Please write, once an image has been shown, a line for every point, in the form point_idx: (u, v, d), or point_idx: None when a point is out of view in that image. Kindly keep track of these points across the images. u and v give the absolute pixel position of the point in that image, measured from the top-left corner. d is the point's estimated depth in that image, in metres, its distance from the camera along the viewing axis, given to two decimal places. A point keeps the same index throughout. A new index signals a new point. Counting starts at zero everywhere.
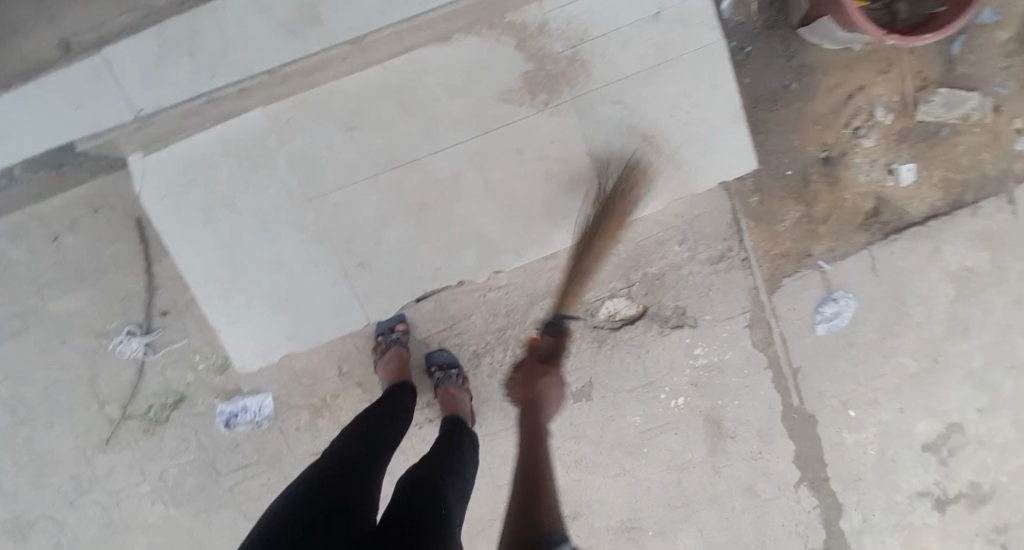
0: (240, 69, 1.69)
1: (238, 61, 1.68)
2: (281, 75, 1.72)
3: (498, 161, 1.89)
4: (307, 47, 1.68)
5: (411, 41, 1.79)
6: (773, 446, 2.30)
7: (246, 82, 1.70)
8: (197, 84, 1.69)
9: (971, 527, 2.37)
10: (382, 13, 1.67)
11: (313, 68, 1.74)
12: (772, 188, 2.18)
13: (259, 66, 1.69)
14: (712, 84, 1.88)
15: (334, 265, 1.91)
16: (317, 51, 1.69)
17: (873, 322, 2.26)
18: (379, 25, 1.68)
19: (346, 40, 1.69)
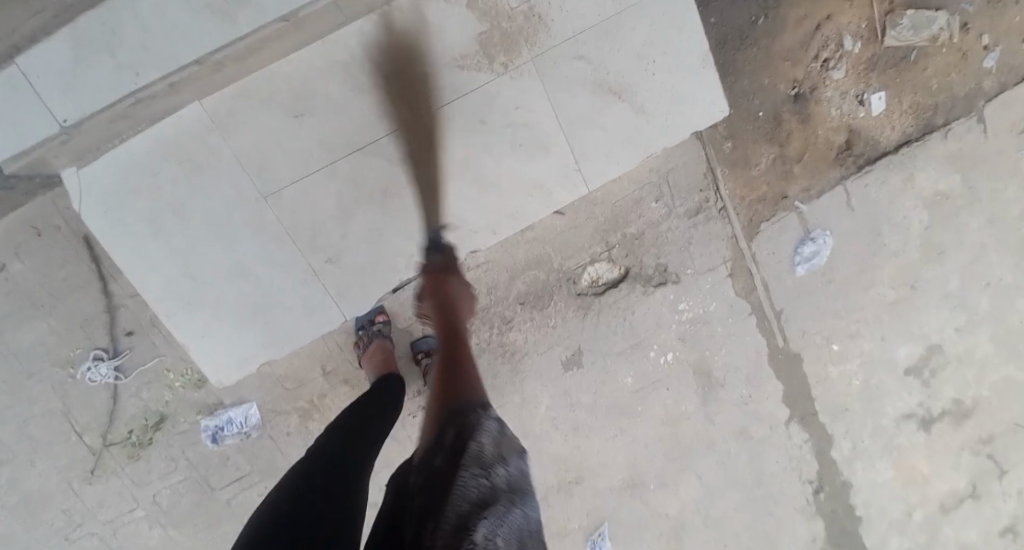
0: (168, 62, 1.56)
1: (163, 53, 1.55)
2: (213, 64, 1.58)
3: (461, 134, 1.77)
4: (240, 27, 1.55)
5: (354, 11, 1.65)
6: (762, 388, 2.32)
7: (175, 73, 1.57)
8: (122, 83, 1.56)
9: (957, 442, 2.44)
10: None
11: (247, 53, 1.60)
12: (744, 132, 2.13)
13: (188, 55, 1.55)
14: (675, 26, 1.76)
15: (300, 263, 1.78)
16: (249, 33, 1.55)
17: (852, 256, 2.26)
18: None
19: (284, 14, 1.55)
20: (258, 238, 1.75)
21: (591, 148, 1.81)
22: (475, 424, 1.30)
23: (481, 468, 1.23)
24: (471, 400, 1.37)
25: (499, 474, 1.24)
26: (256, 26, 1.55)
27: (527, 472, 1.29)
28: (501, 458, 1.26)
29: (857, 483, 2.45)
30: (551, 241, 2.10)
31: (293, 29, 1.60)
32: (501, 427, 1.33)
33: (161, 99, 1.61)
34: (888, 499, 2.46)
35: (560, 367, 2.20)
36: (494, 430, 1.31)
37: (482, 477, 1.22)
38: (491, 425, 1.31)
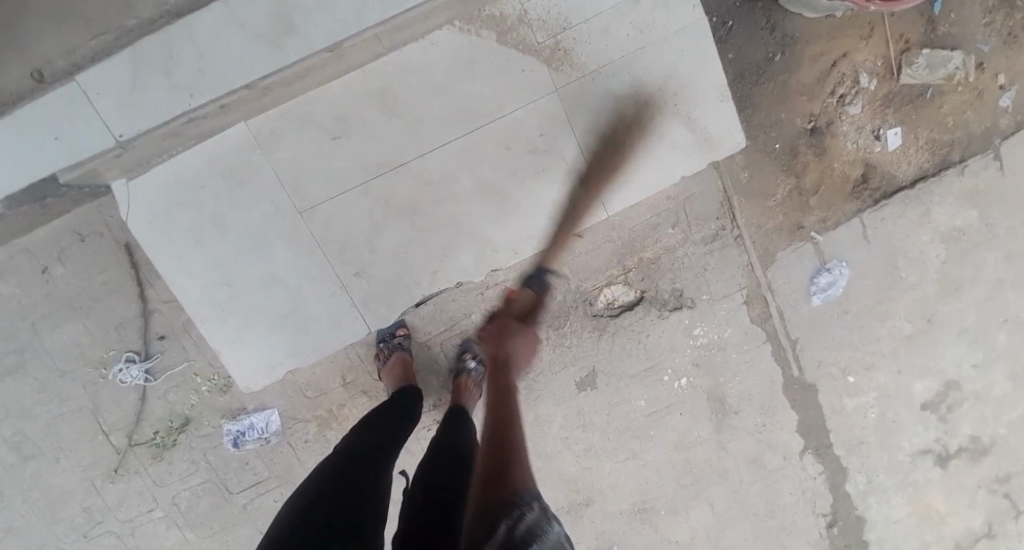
0: (219, 85, 1.64)
1: (214, 76, 1.64)
2: (261, 89, 1.68)
3: (489, 158, 1.82)
4: (286, 55, 1.63)
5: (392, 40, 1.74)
6: (777, 417, 2.33)
7: (226, 95, 1.65)
8: (176, 102, 1.65)
9: (974, 480, 2.42)
10: (358, 17, 1.62)
11: (293, 78, 1.70)
12: (760, 164, 2.18)
13: (238, 78, 1.63)
14: (699, 63, 1.82)
15: (330, 276, 1.84)
16: (293, 59, 1.63)
17: (868, 288, 2.28)
18: (357, 29, 1.63)
19: (327, 47, 1.64)
20: (291, 250, 1.82)
21: (612, 175, 1.86)
22: (532, 528, 1.31)
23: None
24: (528, 497, 1.38)
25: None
26: (303, 55, 1.63)
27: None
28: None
29: (872, 518, 2.43)
30: (570, 263, 2.15)
31: (336, 59, 1.71)
32: (553, 536, 1.35)
33: (212, 117, 1.70)
34: (902, 536, 2.44)
35: (574, 388, 2.23)
36: (548, 540, 1.32)
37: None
38: (547, 538, 1.32)
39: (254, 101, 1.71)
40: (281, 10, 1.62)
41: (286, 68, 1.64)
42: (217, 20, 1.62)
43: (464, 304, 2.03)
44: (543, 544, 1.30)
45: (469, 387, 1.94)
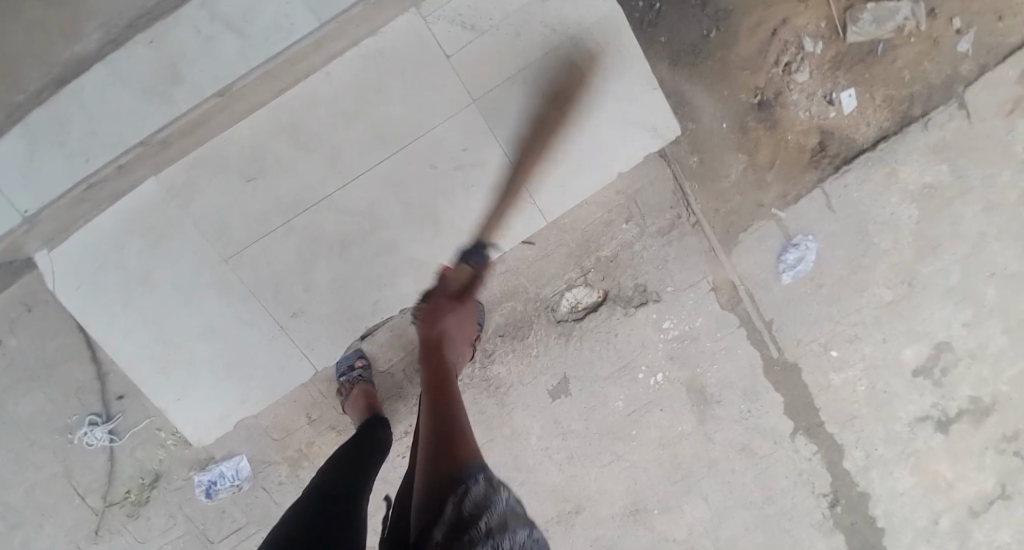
0: (115, 145, 1.62)
1: (110, 138, 1.62)
2: (159, 142, 1.63)
3: (414, 180, 1.78)
4: (176, 106, 1.61)
5: (292, 75, 1.69)
6: (762, 401, 2.25)
7: (123, 155, 1.62)
8: (74, 170, 1.63)
9: (980, 442, 2.33)
10: (245, 56, 1.60)
11: (191, 126, 1.65)
12: (710, 146, 2.11)
13: (134, 136, 1.61)
14: (614, 57, 1.77)
15: (266, 319, 1.81)
16: (185, 109, 1.61)
17: (840, 259, 2.20)
18: (246, 69, 1.60)
19: (217, 89, 1.60)
20: (223, 298, 1.79)
21: (544, 182, 1.82)
22: (483, 501, 1.33)
23: (493, 542, 1.26)
24: (473, 468, 1.39)
25: (509, 548, 1.28)
26: (194, 103, 1.61)
27: (534, 539, 1.35)
28: (506, 530, 1.30)
29: (875, 493, 2.35)
30: (525, 271, 2.11)
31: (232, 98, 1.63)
32: (505, 502, 1.35)
33: (112, 181, 1.65)
34: (911, 507, 2.36)
35: (548, 396, 2.18)
36: (497, 507, 1.33)
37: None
38: (496, 503, 1.33)
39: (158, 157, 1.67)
40: (167, 63, 1.60)
41: (180, 116, 1.61)
42: (101, 80, 1.61)
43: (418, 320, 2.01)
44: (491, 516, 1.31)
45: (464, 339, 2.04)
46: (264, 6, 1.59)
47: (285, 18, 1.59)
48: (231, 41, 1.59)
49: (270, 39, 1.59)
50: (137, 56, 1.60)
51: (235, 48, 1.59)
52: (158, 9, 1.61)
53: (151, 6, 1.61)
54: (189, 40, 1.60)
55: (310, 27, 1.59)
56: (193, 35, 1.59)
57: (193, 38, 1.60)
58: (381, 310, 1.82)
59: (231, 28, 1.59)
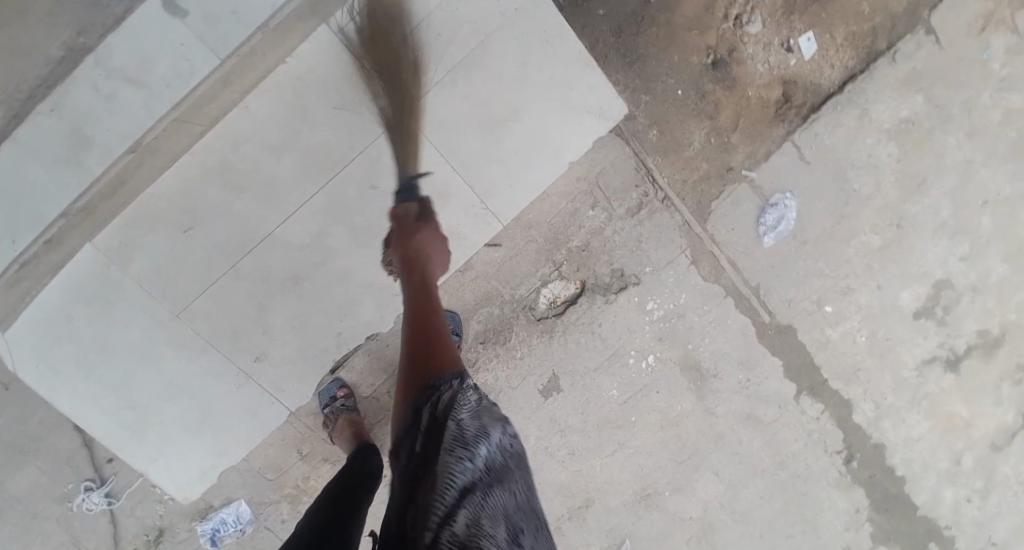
0: (38, 222, 1.61)
1: (34, 214, 1.60)
2: (81, 209, 1.60)
3: (356, 204, 1.71)
4: (89, 170, 1.59)
5: (208, 114, 1.63)
6: (761, 367, 2.18)
7: (46, 231, 1.61)
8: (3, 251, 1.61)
9: (993, 375, 2.25)
10: (148, 108, 1.57)
11: (111, 188, 1.61)
12: (669, 115, 2.01)
13: (55, 210, 1.60)
14: (543, 44, 1.70)
15: (232, 369, 1.77)
16: (97, 174, 1.59)
17: (822, 210, 2.11)
18: (150, 122, 1.58)
19: (127, 144, 1.58)
20: (183, 354, 1.75)
21: (495, 185, 1.76)
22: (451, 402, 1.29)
23: (464, 450, 1.23)
24: (446, 372, 1.34)
25: (481, 452, 1.23)
26: (105, 165, 1.58)
27: (509, 444, 1.28)
28: (481, 434, 1.26)
29: (890, 442, 2.28)
30: (496, 274, 2.05)
31: (144, 152, 1.60)
32: (481, 403, 1.31)
33: (44, 258, 1.64)
34: (930, 452, 2.29)
35: (540, 396, 2.13)
36: (470, 411, 1.28)
37: (466, 463, 1.22)
38: (469, 405, 1.29)
39: (85, 226, 1.64)
40: (72, 127, 1.57)
41: (96, 178, 1.59)
42: (10, 157, 1.57)
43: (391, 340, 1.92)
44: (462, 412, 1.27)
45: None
46: (158, 55, 1.55)
47: (182, 61, 1.56)
48: (133, 94, 1.56)
49: (172, 85, 1.57)
50: (42, 126, 1.56)
51: (138, 99, 1.57)
52: (54, 77, 1.60)
53: (47, 74, 1.60)
54: (91, 101, 1.56)
55: (211, 65, 1.57)
56: (93, 95, 1.55)
57: (93, 98, 1.56)
58: (348, 339, 1.79)
59: (129, 81, 1.56)
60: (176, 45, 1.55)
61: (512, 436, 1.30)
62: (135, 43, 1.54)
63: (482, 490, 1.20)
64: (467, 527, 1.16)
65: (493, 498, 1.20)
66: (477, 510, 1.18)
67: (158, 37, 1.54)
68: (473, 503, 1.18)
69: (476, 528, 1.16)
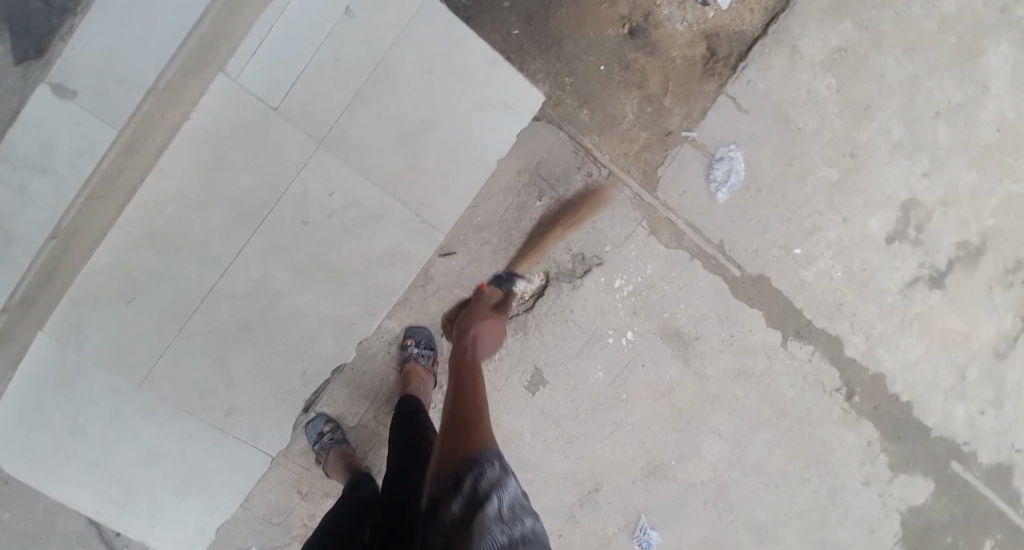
0: None
1: None
2: (20, 301, 1.54)
3: (292, 242, 1.67)
4: (19, 264, 1.55)
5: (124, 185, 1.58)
6: (741, 322, 2.16)
7: None
8: None
9: (979, 283, 2.23)
10: (62, 191, 1.53)
11: (46, 275, 1.56)
12: (597, 93, 1.98)
13: None
14: (444, 44, 1.64)
15: (204, 425, 1.74)
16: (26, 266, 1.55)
17: (770, 153, 2.08)
18: (67, 202, 1.53)
19: (48, 230, 1.54)
20: (155, 422, 1.72)
21: (426, 196, 1.70)
22: (496, 483, 1.34)
23: (502, 521, 1.26)
24: (488, 455, 1.40)
25: (519, 524, 1.28)
26: (32, 255, 1.55)
27: (537, 533, 1.31)
28: (516, 517, 1.29)
29: (889, 370, 2.26)
30: (457, 279, 2.00)
31: (68, 234, 1.53)
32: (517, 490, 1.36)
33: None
34: (931, 372, 2.28)
35: (527, 392, 2.12)
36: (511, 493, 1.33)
37: (506, 527, 1.26)
38: (508, 488, 1.34)
39: (34, 314, 1.60)
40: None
41: (26, 270, 1.54)
42: None
43: (361, 366, 1.99)
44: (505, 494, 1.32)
45: (422, 373, 1.93)
46: (57, 136, 1.51)
47: (79, 139, 1.51)
48: (42, 182, 1.53)
49: (76, 164, 1.52)
50: None
51: (48, 186, 1.53)
52: None
53: None
54: (4, 196, 1.52)
55: (108, 137, 1.52)
56: (4, 192, 1.52)
57: (5, 193, 1.52)
58: (313, 378, 1.77)
59: (35, 170, 1.52)
60: (70, 126, 1.51)
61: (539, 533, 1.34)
62: (31, 134, 1.51)
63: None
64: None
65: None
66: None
67: (52, 121, 1.51)
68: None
69: None
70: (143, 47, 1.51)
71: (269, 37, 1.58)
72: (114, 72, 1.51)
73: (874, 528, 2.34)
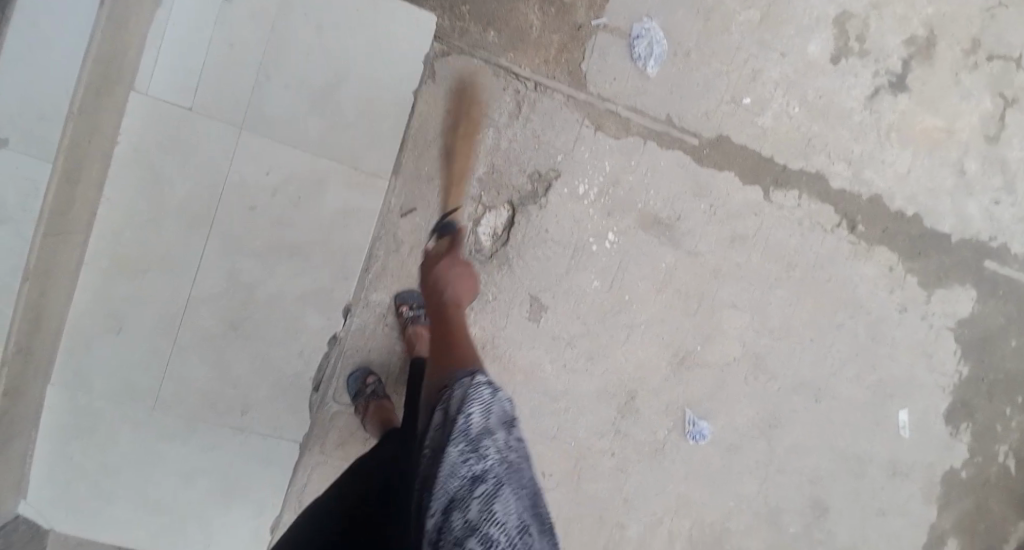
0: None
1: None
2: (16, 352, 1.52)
3: (248, 229, 1.70)
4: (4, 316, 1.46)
5: (76, 220, 1.59)
6: (716, 188, 2.13)
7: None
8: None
9: (942, 74, 2.18)
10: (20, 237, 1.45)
11: (30, 324, 1.55)
12: (497, 12, 2.00)
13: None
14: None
15: (223, 432, 1.74)
16: (13, 316, 1.48)
17: (686, 16, 2.07)
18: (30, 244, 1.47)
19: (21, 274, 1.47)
20: (178, 444, 1.73)
21: (360, 146, 1.74)
22: (460, 402, 1.27)
23: (468, 444, 1.20)
24: (460, 374, 1.36)
25: (490, 449, 1.20)
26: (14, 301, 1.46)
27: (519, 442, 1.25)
28: (486, 430, 1.22)
29: (884, 189, 2.19)
30: (426, 234, 1.99)
31: (38, 276, 1.52)
32: (491, 397, 1.28)
33: (14, 412, 1.59)
34: (929, 178, 2.21)
35: (531, 322, 2.08)
36: (480, 403, 1.26)
37: (473, 461, 1.18)
38: (479, 399, 1.27)
39: (32, 369, 1.60)
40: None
41: (11, 320, 1.48)
42: None
43: (363, 345, 1.95)
44: (469, 412, 1.25)
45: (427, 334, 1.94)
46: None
47: (24, 181, 1.44)
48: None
49: (28, 207, 1.45)
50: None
51: (9, 234, 1.44)
52: None
53: None
54: None
55: (50, 169, 1.47)
56: None
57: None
58: (312, 355, 1.77)
59: None
60: (9, 172, 1.43)
61: (522, 438, 1.27)
62: None
63: (491, 486, 1.16)
64: (478, 515, 1.12)
65: (498, 498, 1.14)
66: (487, 502, 1.14)
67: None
68: (482, 497, 1.14)
69: (486, 513, 1.12)
70: (53, 74, 1.45)
71: (163, 46, 1.65)
72: (33, 106, 1.44)
73: (930, 354, 2.25)
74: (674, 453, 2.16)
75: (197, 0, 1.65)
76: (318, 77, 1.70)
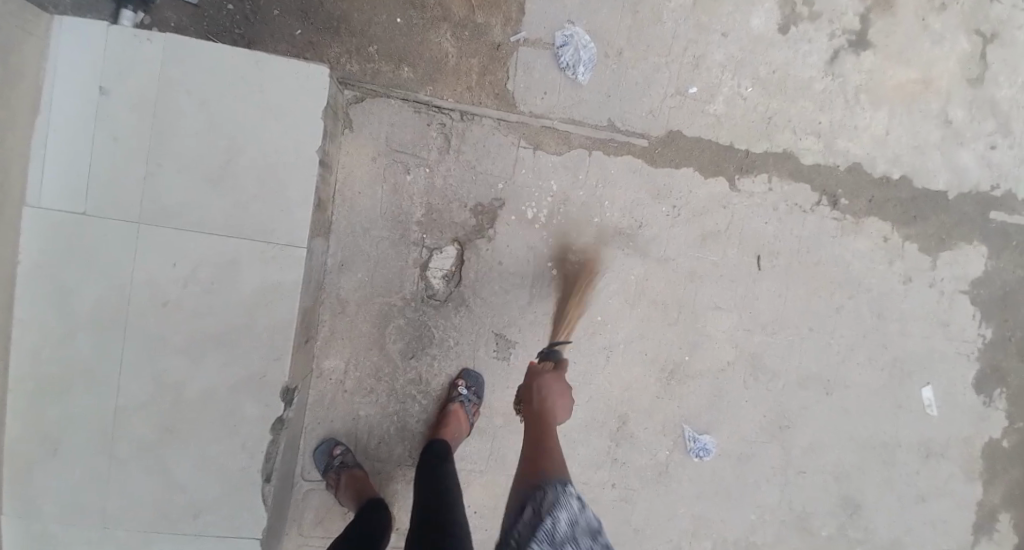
0: None
1: None
2: None
3: (166, 326, 1.66)
4: None
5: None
6: (676, 185, 1.97)
7: None
8: None
9: (905, 19, 1.99)
10: None
11: None
12: (408, 47, 1.89)
13: None
14: (203, 71, 1.66)
15: (177, 535, 1.69)
16: None
17: (611, 12, 1.93)
18: None
19: None
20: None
21: (265, 218, 1.69)
22: (554, 504, 1.40)
23: None
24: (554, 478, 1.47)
25: None
26: None
27: None
28: (569, 539, 1.33)
29: (862, 155, 2.00)
30: (373, 287, 1.90)
31: None
32: (579, 510, 1.40)
33: None
34: (911, 135, 2.01)
35: (501, 362, 1.95)
36: (567, 513, 1.38)
37: None
38: (569, 506, 1.40)
39: None
40: None
41: None
42: None
43: (323, 416, 1.90)
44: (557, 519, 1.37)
45: (461, 417, 1.86)
46: None
47: None
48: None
49: None
50: None
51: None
52: None
53: None
54: None
55: None
56: None
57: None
58: (255, 445, 1.70)
59: None
60: None
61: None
62: None
63: None
64: None
65: None
66: None
67: None
68: None
69: None
70: None
71: (50, 157, 1.64)
72: None
73: (945, 321, 2.05)
74: (681, 473, 2.01)
75: (75, 105, 1.64)
76: (211, 156, 1.67)
